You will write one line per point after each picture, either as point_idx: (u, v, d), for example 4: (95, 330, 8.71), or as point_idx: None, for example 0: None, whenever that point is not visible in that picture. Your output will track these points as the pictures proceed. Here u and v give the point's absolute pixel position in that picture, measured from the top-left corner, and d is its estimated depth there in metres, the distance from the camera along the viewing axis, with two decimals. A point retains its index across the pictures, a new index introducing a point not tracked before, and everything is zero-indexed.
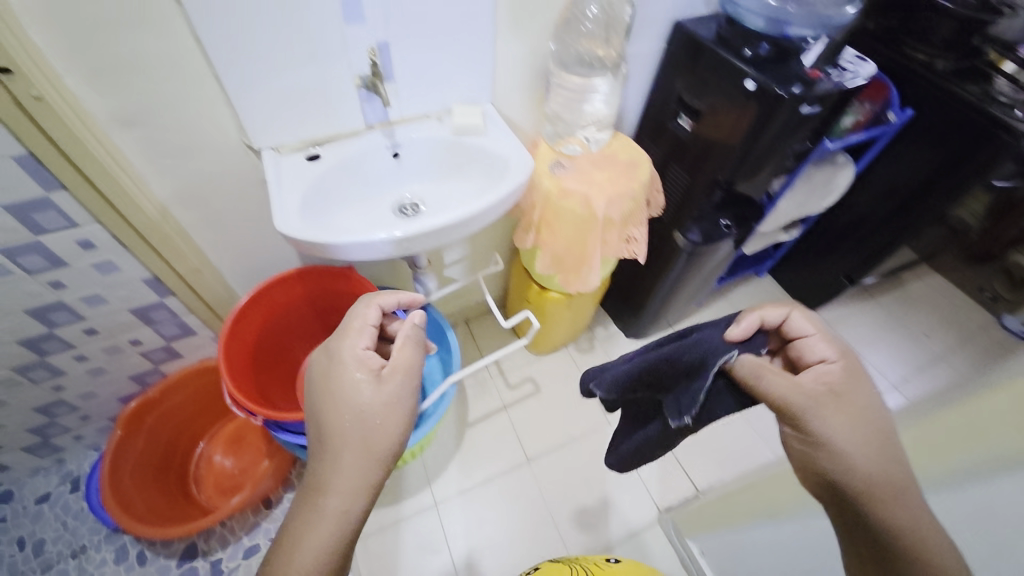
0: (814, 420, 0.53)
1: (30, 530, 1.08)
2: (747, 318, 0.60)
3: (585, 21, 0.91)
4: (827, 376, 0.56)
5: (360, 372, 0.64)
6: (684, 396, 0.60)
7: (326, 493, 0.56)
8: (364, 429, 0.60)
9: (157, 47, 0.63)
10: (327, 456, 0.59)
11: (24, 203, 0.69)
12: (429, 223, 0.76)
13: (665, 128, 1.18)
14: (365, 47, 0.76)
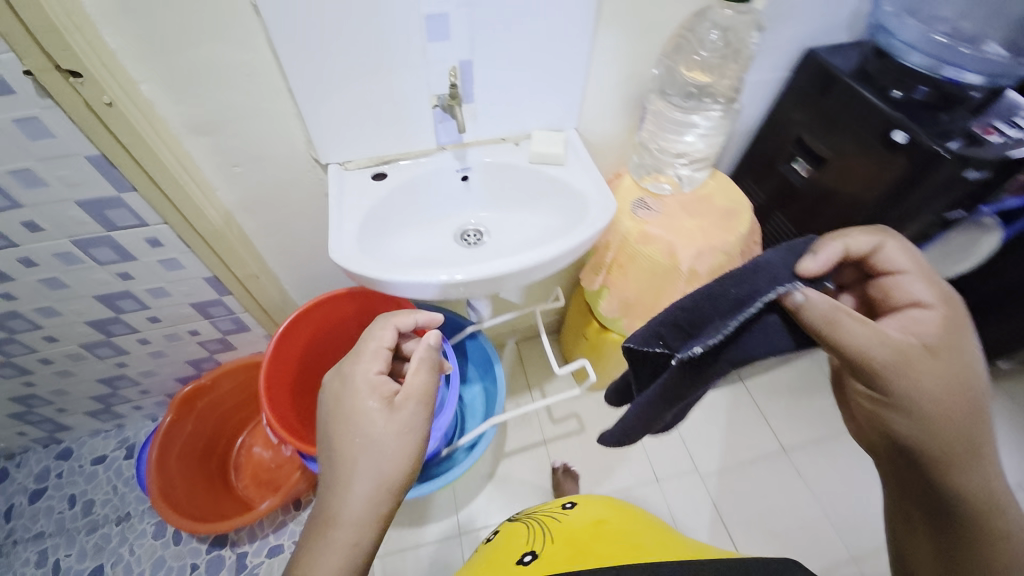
0: (900, 378, 0.42)
1: (83, 490, 1.15)
2: (825, 247, 0.45)
3: (700, 49, 0.79)
4: (921, 324, 0.44)
5: (371, 397, 0.56)
6: (704, 327, 0.45)
7: (332, 526, 0.50)
8: (375, 460, 0.53)
9: (232, 56, 0.60)
10: (330, 487, 0.52)
11: (98, 200, 0.69)
12: (492, 269, 0.68)
13: (774, 169, 1.02)
14: (446, 66, 0.69)
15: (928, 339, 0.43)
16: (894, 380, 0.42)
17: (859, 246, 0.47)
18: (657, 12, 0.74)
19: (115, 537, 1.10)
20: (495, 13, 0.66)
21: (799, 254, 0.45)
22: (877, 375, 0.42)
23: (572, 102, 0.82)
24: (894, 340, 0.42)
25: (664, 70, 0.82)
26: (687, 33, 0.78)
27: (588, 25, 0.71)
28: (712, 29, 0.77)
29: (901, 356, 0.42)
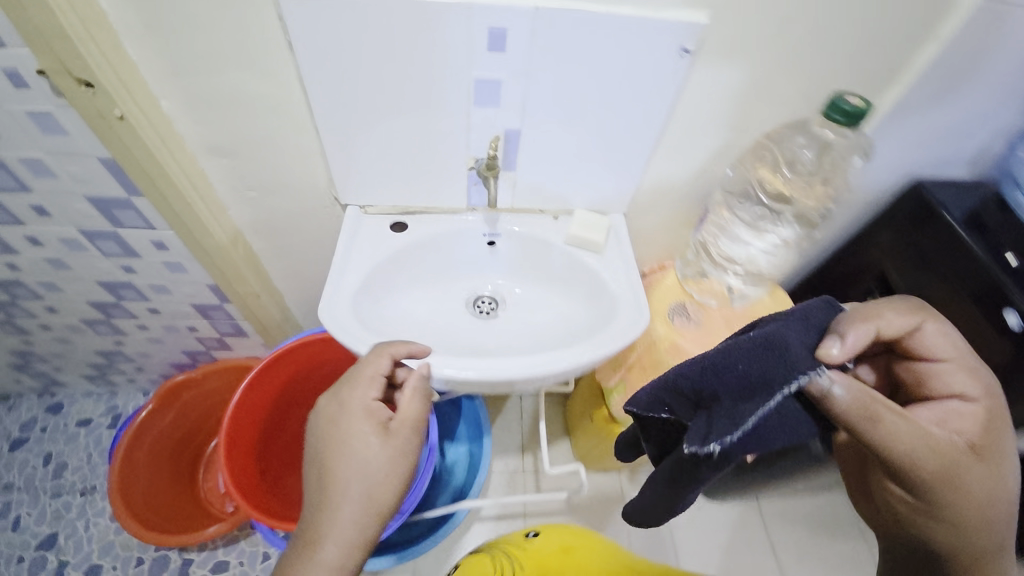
0: (959, 478, 0.38)
1: (60, 450, 1.15)
2: (853, 329, 0.39)
3: (783, 160, 0.67)
4: (960, 422, 0.40)
5: (366, 421, 0.52)
6: (724, 415, 0.39)
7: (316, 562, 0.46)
8: (365, 490, 0.49)
9: (259, 88, 0.55)
10: (317, 516, 0.48)
11: (106, 199, 0.66)
12: (487, 370, 0.60)
13: (843, 298, 0.88)
14: (489, 132, 0.62)
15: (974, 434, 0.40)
16: (954, 489, 0.38)
17: (892, 325, 0.41)
18: (742, 116, 0.64)
19: (75, 508, 1.09)
20: (552, 91, 0.58)
21: (814, 333, 0.39)
22: (937, 486, 0.38)
23: (625, 186, 0.73)
24: (939, 433, 0.39)
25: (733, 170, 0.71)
26: (769, 142, 0.68)
27: (658, 117, 0.62)
28: (798, 143, 0.66)
29: (953, 461, 0.38)
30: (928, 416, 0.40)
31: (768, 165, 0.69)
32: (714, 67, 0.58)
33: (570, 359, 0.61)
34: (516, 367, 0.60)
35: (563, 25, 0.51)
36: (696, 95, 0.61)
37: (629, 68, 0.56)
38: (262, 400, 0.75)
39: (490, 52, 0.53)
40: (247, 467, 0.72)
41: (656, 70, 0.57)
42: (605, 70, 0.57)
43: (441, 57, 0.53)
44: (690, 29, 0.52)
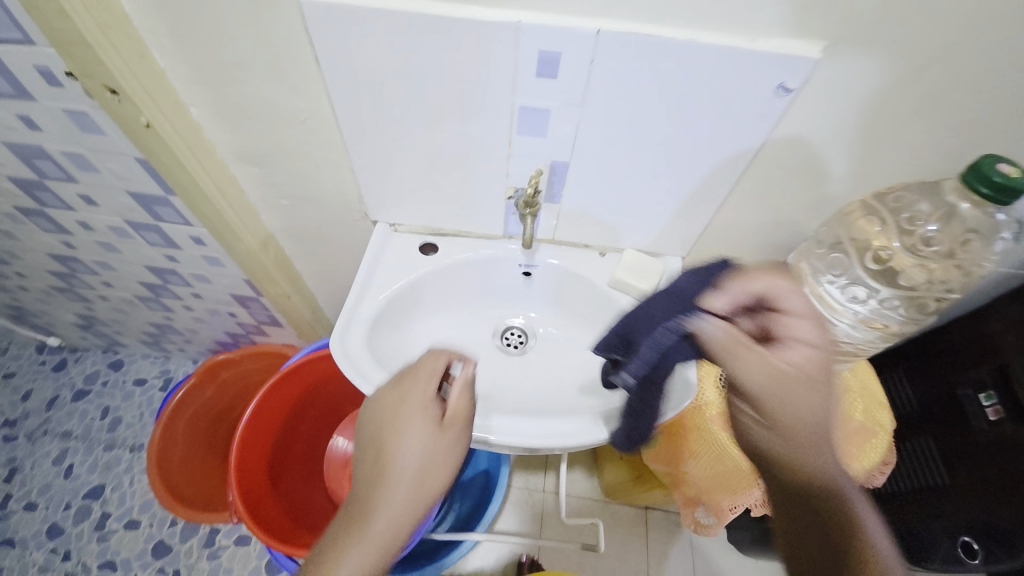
0: (807, 430, 0.44)
1: (117, 405, 1.25)
2: (732, 287, 0.46)
3: (895, 231, 0.56)
4: (800, 361, 0.44)
5: (422, 408, 0.48)
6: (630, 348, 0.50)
7: (352, 550, 0.41)
8: (412, 482, 0.44)
9: (287, 100, 0.51)
10: (363, 501, 0.44)
11: (146, 196, 0.66)
12: (511, 437, 0.54)
13: (947, 384, 0.73)
14: (533, 163, 0.55)
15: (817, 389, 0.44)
16: (796, 430, 0.44)
17: (779, 290, 0.45)
18: (846, 167, 0.52)
19: (123, 463, 1.17)
20: (610, 124, 0.49)
21: (708, 285, 0.46)
22: (783, 430, 0.44)
23: (686, 228, 0.63)
24: (793, 389, 0.43)
25: (835, 238, 0.59)
26: (877, 201, 0.56)
27: (737, 160, 0.52)
28: (916, 216, 0.54)
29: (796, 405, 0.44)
30: (788, 367, 0.44)
31: (876, 236, 0.57)
32: (818, 109, 0.46)
33: (592, 432, 0.55)
34: (543, 435, 0.54)
35: (630, 53, 0.42)
36: (791, 140, 0.50)
37: (707, 105, 0.47)
38: (275, 413, 0.77)
39: (539, 78, 0.45)
40: (258, 480, 0.74)
41: (743, 108, 0.46)
42: (678, 106, 0.47)
43: (482, 81, 0.46)
44: (795, 63, 0.42)
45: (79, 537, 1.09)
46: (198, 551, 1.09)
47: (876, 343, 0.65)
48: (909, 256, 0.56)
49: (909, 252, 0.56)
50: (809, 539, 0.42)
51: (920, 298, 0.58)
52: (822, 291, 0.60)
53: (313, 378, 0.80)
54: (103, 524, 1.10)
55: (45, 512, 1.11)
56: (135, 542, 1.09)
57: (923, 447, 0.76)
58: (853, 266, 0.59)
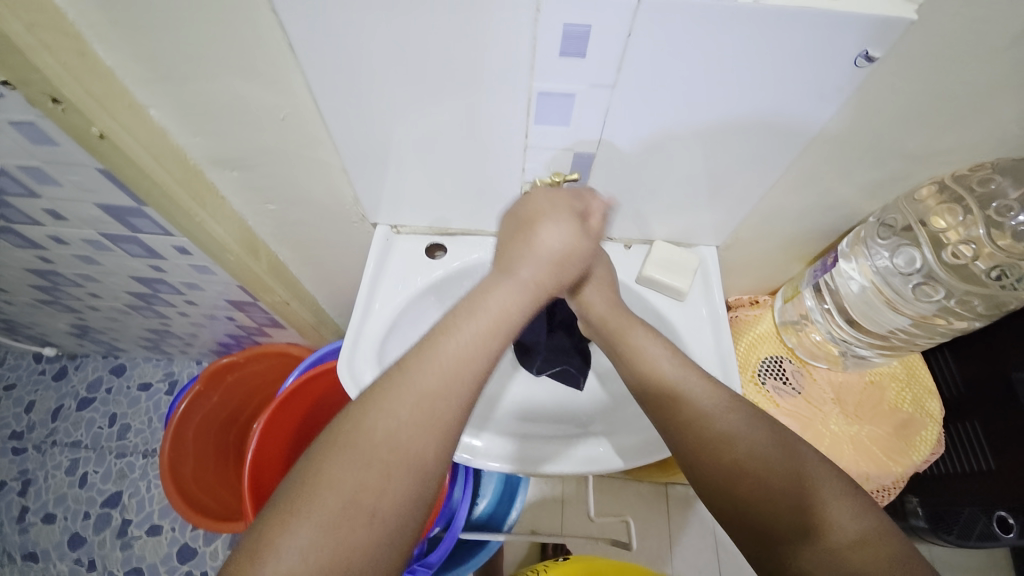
0: (709, 413, 0.44)
1: (124, 412, 1.22)
2: None
3: (981, 218, 0.51)
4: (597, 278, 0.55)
5: (548, 227, 0.42)
6: None
7: (388, 408, 0.36)
8: (465, 352, 0.38)
9: (262, 97, 0.44)
10: (408, 358, 0.38)
11: (117, 208, 0.59)
12: (536, 463, 0.51)
13: (997, 362, 0.68)
14: (553, 155, 0.48)
15: (669, 349, 0.49)
16: (701, 422, 0.44)
17: None
18: (903, 140, 0.46)
19: (137, 469, 1.16)
20: (647, 109, 0.42)
21: None
22: (690, 433, 0.44)
23: (723, 215, 0.56)
24: (663, 364, 0.48)
25: (908, 226, 0.54)
26: (957, 182, 0.51)
27: (793, 142, 0.45)
28: (1006, 205, 0.50)
29: (678, 375, 0.47)
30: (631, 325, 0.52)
31: (955, 228, 0.53)
32: (895, 78, 0.40)
33: (621, 454, 0.52)
34: (574, 459, 0.52)
35: (677, 21, 0.34)
36: (857, 114, 0.43)
37: (763, 81, 0.39)
38: (286, 424, 0.76)
39: (563, 57, 0.37)
40: (271, 497, 0.73)
41: (809, 83, 0.39)
42: (729, 84, 0.40)
43: (492, 65, 0.39)
44: (880, 28, 0.35)
45: (101, 545, 1.09)
46: (222, 552, 1.08)
47: (932, 338, 0.59)
48: (995, 249, 0.52)
49: (994, 245, 0.52)
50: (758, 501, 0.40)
51: (1003, 299, 0.53)
52: (876, 279, 0.56)
53: (323, 387, 0.79)
54: (125, 531, 1.10)
55: (64, 522, 1.11)
56: (158, 547, 1.09)
57: (966, 431, 0.72)
58: (928, 260, 0.54)
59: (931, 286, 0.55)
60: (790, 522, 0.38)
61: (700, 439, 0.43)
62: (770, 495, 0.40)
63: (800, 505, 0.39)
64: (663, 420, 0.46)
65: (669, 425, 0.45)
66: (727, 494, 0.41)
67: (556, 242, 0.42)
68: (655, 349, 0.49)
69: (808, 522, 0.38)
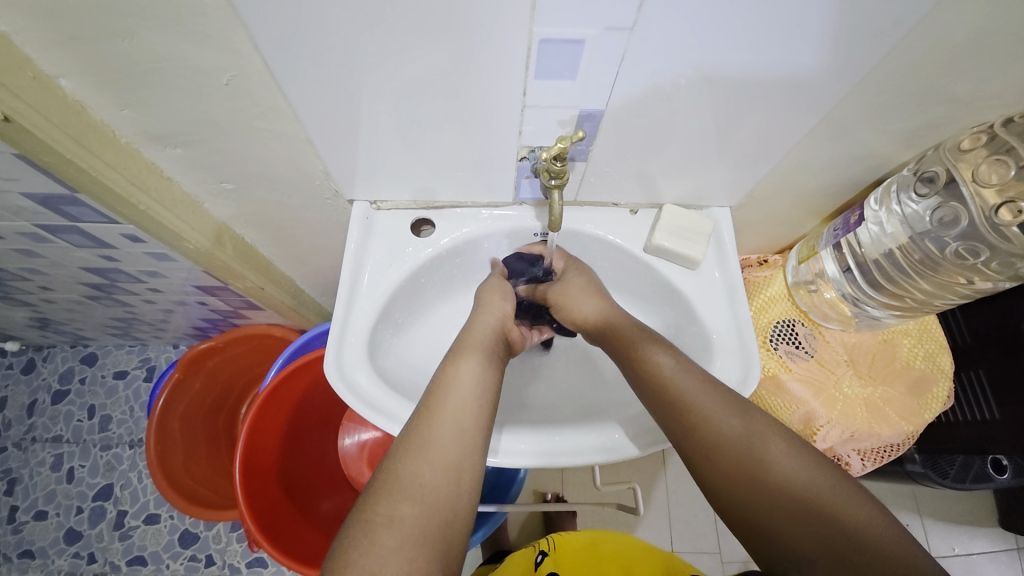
0: (709, 412, 0.43)
1: (102, 403, 1.16)
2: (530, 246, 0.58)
3: None
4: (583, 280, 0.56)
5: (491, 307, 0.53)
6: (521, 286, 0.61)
7: (410, 487, 0.39)
8: (459, 411, 0.44)
9: (198, 58, 0.35)
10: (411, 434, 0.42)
11: (46, 197, 0.51)
12: (550, 456, 0.49)
13: (1007, 313, 0.68)
14: (557, 114, 0.41)
15: (670, 351, 0.48)
16: (703, 418, 0.43)
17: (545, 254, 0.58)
18: (951, 83, 0.40)
19: (126, 460, 1.12)
20: (670, 59, 0.36)
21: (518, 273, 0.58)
22: (691, 428, 0.43)
23: (739, 174, 0.51)
24: (668, 369, 0.46)
25: (952, 180, 0.48)
26: (1007, 129, 0.45)
27: (831, 91, 0.40)
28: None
29: (681, 378, 0.45)
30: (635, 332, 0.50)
31: (999, 183, 0.47)
32: (963, 8, 0.34)
33: (638, 440, 0.49)
34: (591, 450, 0.49)
35: None
36: (908, 56, 0.38)
37: (808, 19, 0.33)
38: (276, 417, 0.72)
39: None
40: (266, 493, 0.70)
41: (863, 15, 0.33)
42: (770, 23, 0.33)
43: (483, 11, 0.31)
44: None
45: (101, 538, 1.07)
46: (225, 536, 1.06)
47: (952, 299, 0.57)
48: None
49: None
50: (769, 514, 0.39)
51: None
52: (908, 241, 0.52)
53: (314, 375, 0.74)
54: (122, 522, 1.08)
55: (58, 518, 1.08)
56: (159, 535, 1.07)
57: (972, 380, 0.72)
58: (973, 219, 0.49)
59: (969, 248, 0.50)
60: (761, 503, 0.39)
61: (705, 434, 0.42)
62: (753, 483, 0.40)
63: (776, 490, 0.39)
64: (663, 417, 0.45)
65: (670, 420, 0.44)
66: (715, 482, 0.42)
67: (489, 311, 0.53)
68: (660, 354, 0.47)
69: (783, 506, 0.39)
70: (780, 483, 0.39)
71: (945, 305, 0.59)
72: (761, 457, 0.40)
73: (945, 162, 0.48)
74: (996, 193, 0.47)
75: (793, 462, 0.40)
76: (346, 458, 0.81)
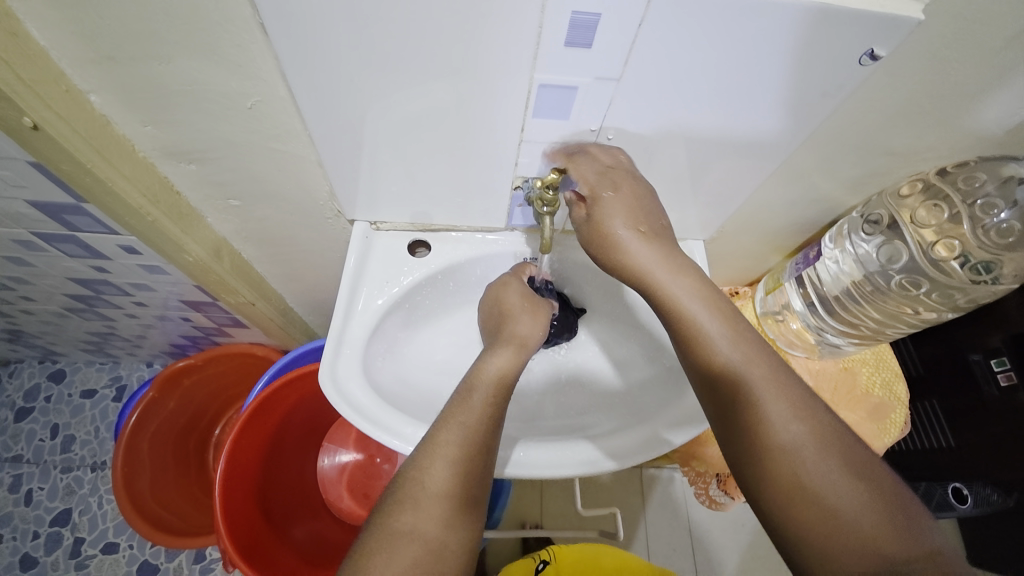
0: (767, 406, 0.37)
1: (67, 422, 1.11)
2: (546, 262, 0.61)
3: (965, 215, 0.51)
4: (619, 203, 0.45)
5: (519, 319, 0.52)
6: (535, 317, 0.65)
7: (426, 513, 0.38)
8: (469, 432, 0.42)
9: (227, 84, 0.39)
10: (416, 453, 0.41)
11: (51, 205, 0.52)
12: (533, 469, 0.50)
13: (956, 346, 0.73)
14: (551, 150, 0.46)
15: (714, 310, 0.42)
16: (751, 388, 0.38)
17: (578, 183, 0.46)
18: (891, 139, 0.47)
19: (87, 484, 1.06)
20: (650, 107, 0.41)
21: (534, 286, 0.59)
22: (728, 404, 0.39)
23: (714, 211, 0.56)
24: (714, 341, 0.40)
25: (894, 221, 0.54)
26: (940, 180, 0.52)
27: (791, 139, 0.45)
28: (990, 201, 0.50)
29: (732, 354, 0.39)
30: (681, 288, 0.43)
31: (937, 224, 0.53)
32: (895, 76, 0.40)
33: (618, 456, 0.51)
34: (573, 464, 0.51)
35: (691, 15, 0.33)
36: (854, 112, 0.44)
37: (761, 87, 0.39)
38: (258, 434, 0.71)
39: (570, 47, 0.35)
40: (245, 513, 0.68)
41: (816, 82, 0.39)
42: (737, 80, 0.38)
43: (493, 54, 0.36)
44: (888, 26, 0.34)
45: (55, 566, 1.00)
46: (189, 567, 1.01)
47: (901, 329, 0.62)
48: (983, 248, 0.52)
49: (979, 239, 0.51)
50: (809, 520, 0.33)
51: (980, 293, 0.55)
52: (861, 277, 0.57)
53: (300, 393, 0.75)
54: (78, 551, 1.01)
55: (11, 544, 1.01)
56: (116, 566, 1.00)
57: (927, 409, 0.77)
58: (913, 256, 0.54)
59: (911, 280, 0.55)
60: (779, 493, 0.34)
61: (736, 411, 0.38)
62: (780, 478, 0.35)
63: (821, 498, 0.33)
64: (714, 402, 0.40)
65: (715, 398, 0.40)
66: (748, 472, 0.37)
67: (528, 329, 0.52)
68: (707, 316, 0.41)
69: (820, 506, 0.33)
70: (815, 484, 0.33)
71: (896, 335, 0.64)
72: (794, 452, 0.35)
73: (887, 206, 0.54)
74: (931, 232, 0.53)
75: (827, 468, 0.34)
76: (325, 481, 0.80)
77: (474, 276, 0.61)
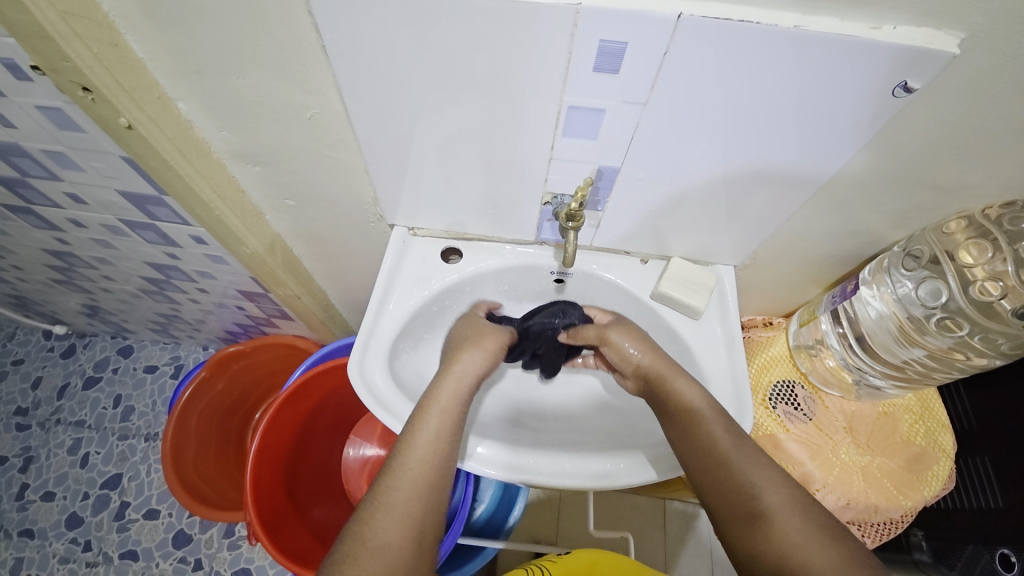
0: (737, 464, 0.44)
1: (129, 394, 1.23)
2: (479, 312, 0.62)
3: (1007, 256, 0.51)
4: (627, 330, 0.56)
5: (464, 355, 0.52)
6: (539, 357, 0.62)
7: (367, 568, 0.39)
8: (414, 486, 0.44)
9: (290, 96, 0.44)
10: (362, 516, 0.42)
11: (138, 196, 0.59)
12: (544, 476, 0.51)
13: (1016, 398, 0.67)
14: (580, 169, 0.48)
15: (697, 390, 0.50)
16: (722, 452, 0.46)
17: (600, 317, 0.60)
18: (935, 173, 0.45)
19: (139, 452, 1.16)
20: (676, 131, 0.42)
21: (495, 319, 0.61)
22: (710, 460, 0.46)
23: (746, 237, 0.56)
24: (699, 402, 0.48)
25: (935, 258, 0.53)
26: (991, 223, 0.50)
27: (824, 169, 0.45)
28: None
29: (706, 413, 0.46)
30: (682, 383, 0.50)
31: (982, 264, 0.52)
32: (939, 108, 0.39)
33: (627, 472, 0.52)
34: (582, 475, 0.51)
35: (717, 46, 0.34)
36: (894, 144, 0.42)
37: (787, 116, 0.39)
38: (292, 419, 0.76)
39: (599, 72, 0.37)
40: (272, 492, 0.73)
41: (845, 113, 0.39)
42: (763, 107, 0.39)
43: (526, 76, 0.38)
44: (920, 59, 0.34)
45: (99, 527, 1.09)
46: (217, 541, 1.07)
47: (949, 374, 0.59)
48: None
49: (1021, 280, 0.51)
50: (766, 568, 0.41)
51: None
52: (901, 313, 0.55)
53: (331, 385, 0.79)
54: (123, 514, 1.10)
55: (62, 502, 1.12)
56: (155, 532, 1.09)
57: (974, 466, 0.70)
58: (954, 294, 0.53)
59: (953, 321, 0.54)
60: (744, 527, 0.43)
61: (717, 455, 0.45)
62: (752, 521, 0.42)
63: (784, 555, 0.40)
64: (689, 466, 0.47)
65: (696, 453, 0.47)
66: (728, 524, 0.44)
67: (470, 364, 0.52)
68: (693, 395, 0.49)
69: (780, 550, 0.40)
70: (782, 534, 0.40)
71: (944, 379, 0.60)
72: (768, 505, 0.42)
73: (929, 241, 0.52)
74: (974, 271, 0.52)
75: (798, 519, 0.41)
76: (348, 472, 0.83)
77: (502, 286, 0.64)
